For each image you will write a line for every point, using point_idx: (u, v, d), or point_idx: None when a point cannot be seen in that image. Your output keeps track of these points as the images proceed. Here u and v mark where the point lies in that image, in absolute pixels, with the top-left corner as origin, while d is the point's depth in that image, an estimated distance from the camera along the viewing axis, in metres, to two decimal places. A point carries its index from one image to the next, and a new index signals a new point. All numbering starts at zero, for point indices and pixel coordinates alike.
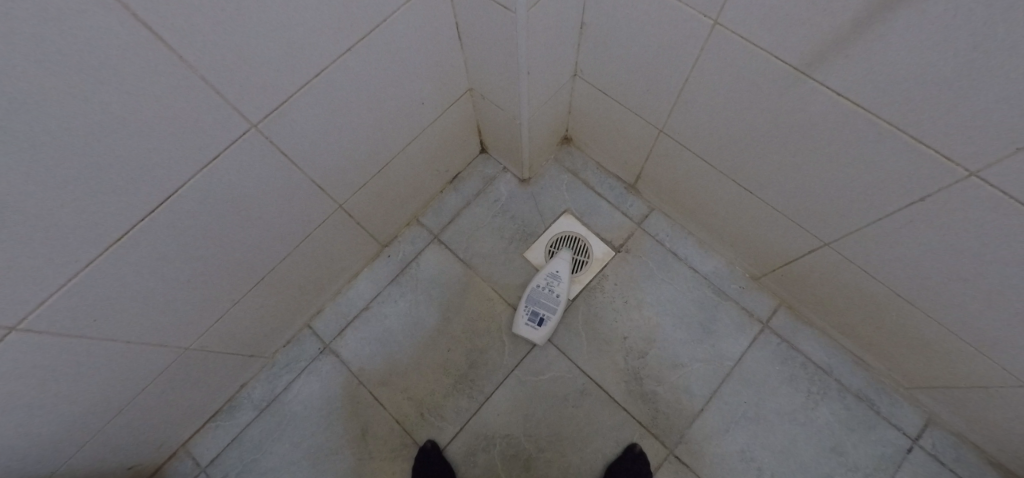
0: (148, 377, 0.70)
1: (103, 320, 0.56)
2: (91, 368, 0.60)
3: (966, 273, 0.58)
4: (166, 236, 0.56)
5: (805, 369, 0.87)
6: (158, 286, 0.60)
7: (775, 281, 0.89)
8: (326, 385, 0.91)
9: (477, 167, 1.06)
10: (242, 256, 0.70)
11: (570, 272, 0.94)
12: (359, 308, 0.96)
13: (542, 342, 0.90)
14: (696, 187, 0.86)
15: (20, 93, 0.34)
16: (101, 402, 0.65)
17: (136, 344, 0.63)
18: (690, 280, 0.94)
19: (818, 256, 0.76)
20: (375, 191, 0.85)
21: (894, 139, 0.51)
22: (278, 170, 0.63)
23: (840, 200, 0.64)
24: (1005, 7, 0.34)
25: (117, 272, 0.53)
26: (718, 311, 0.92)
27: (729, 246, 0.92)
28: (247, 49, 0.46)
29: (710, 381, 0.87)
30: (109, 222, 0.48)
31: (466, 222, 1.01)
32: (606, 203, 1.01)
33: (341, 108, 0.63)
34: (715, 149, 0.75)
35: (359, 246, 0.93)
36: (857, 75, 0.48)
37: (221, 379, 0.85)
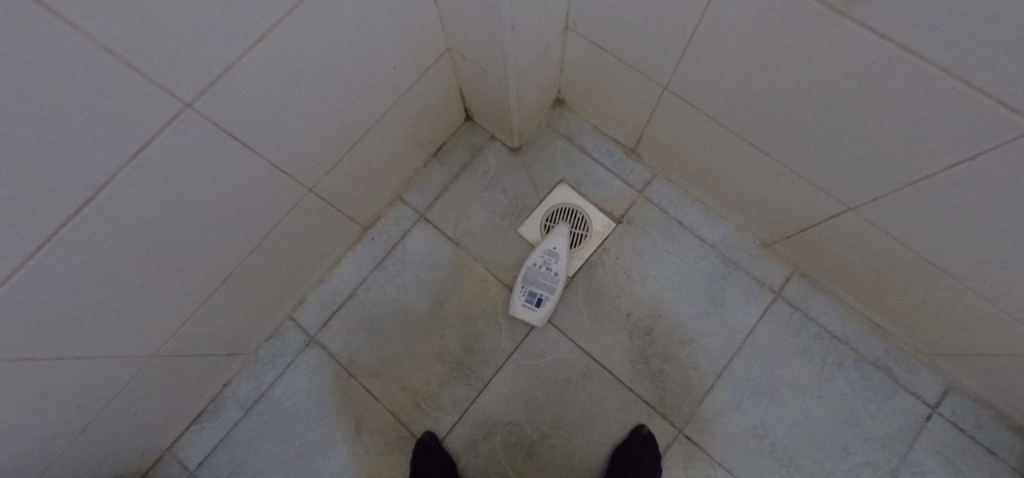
0: (112, 390, 0.64)
1: (42, 343, 0.49)
2: (40, 392, 0.53)
3: (1017, 241, 0.51)
4: (100, 245, 0.47)
5: (820, 340, 0.82)
6: (103, 298, 0.53)
7: (790, 248, 0.82)
8: (315, 380, 0.86)
9: (462, 136, 0.97)
10: (199, 255, 0.62)
11: (568, 248, 0.87)
12: (344, 296, 0.90)
13: (542, 324, 0.84)
14: (705, 150, 0.78)
15: None
16: (62, 422, 0.60)
17: (90, 358, 0.57)
18: (697, 251, 0.88)
19: (841, 222, 0.69)
20: (349, 171, 0.76)
21: (948, 90, 0.42)
22: (228, 156, 0.54)
23: (872, 162, 0.56)
24: None
25: (47, 290, 0.46)
26: (727, 283, 0.86)
27: (739, 213, 0.85)
28: (167, 15, 0.36)
29: (720, 356, 0.82)
30: (18, 239, 0.39)
31: (453, 198, 0.93)
32: (604, 170, 0.93)
33: (295, 80, 0.54)
34: (727, 107, 0.66)
35: (338, 231, 0.85)
36: (914, 17, 0.39)
37: (200, 381, 0.80)
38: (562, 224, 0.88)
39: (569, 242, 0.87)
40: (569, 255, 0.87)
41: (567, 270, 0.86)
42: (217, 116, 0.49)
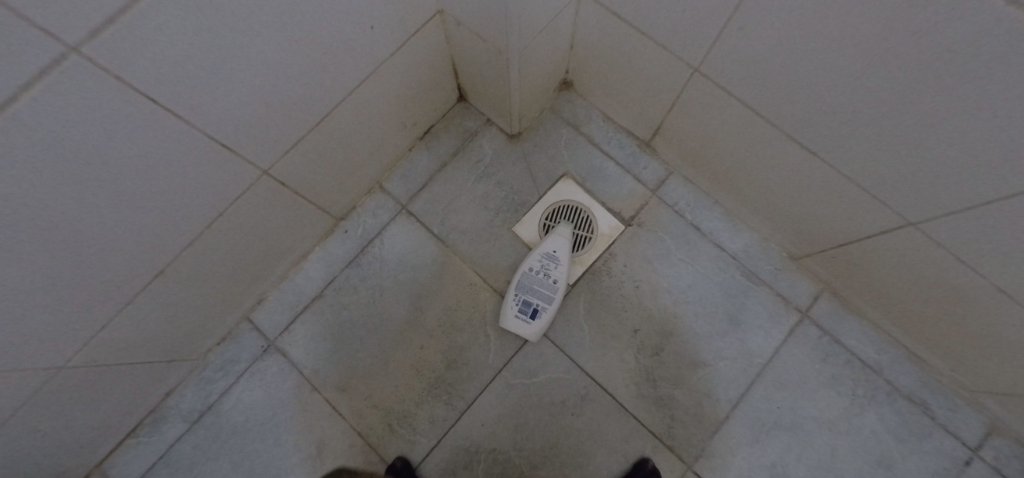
0: (11, 412, 0.52)
1: None
2: None
3: None
4: None
5: (851, 368, 0.73)
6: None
7: (823, 264, 0.72)
8: (272, 392, 0.75)
9: (454, 118, 0.85)
10: (119, 254, 0.49)
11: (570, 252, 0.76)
12: (310, 297, 0.78)
13: (537, 339, 0.73)
14: (735, 146, 0.67)
15: None
16: None
17: None
18: (715, 261, 0.77)
19: (894, 240, 0.59)
20: (316, 152, 0.64)
21: None
22: (159, 132, 0.42)
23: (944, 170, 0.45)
24: None
25: None
26: (747, 299, 0.76)
27: (766, 220, 0.75)
28: None
29: (738, 383, 0.72)
30: None
31: (440, 189, 0.82)
32: (613, 164, 0.82)
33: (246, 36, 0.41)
34: (772, 95, 0.55)
35: (303, 221, 0.73)
36: None
37: (132, 392, 0.68)
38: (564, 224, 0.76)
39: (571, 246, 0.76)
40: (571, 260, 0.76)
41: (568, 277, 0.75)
42: (126, 73, 0.35)
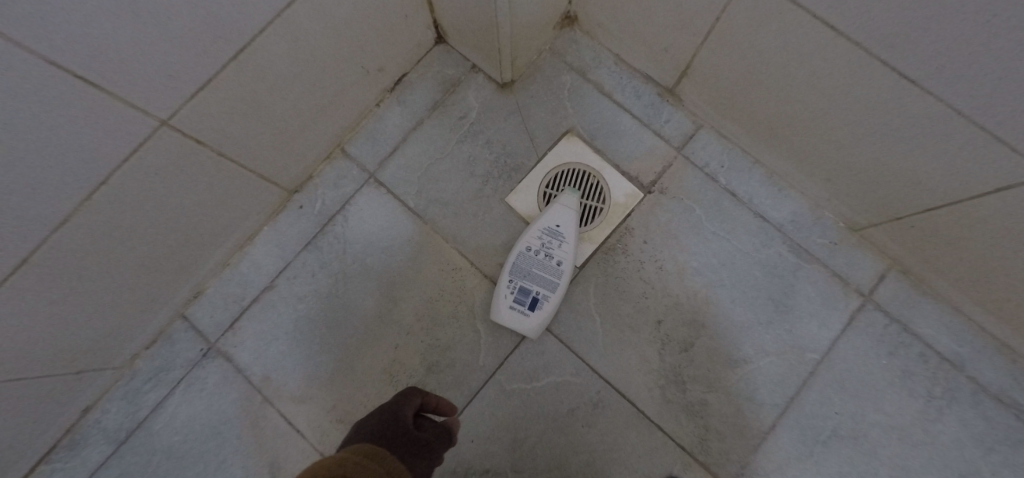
0: None
1: None
2: None
3: None
4: None
5: (926, 364, 0.59)
6: None
7: (895, 235, 0.57)
8: (216, 404, 0.61)
9: (430, 64, 0.68)
10: None
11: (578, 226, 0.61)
12: (258, 288, 0.63)
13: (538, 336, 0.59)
14: (792, 87, 0.51)
15: None
16: None
17: None
18: (757, 234, 0.62)
19: (1015, 206, 0.43)
20: (243, 104, 0.48)
21: None
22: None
23: None
24: None
25: None
26: (797, 280, 0.61)
27: (823, 183, 0.59)
28: None
29: (786, 385, 0.59)
30: None
31: (416, 153, 0.66)
32: (628, 117, 0.66)
33: None
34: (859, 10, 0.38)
35: (238, 196, 0.58)
36: None
37: (32, 414, 0.54)
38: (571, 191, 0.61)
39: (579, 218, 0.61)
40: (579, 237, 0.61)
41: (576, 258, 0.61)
42: None
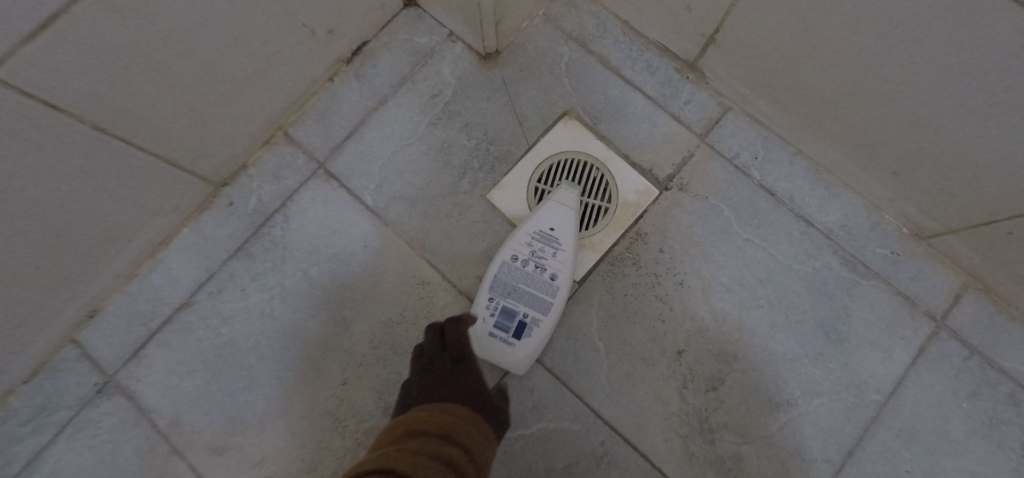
0: None
1: None
2: None
3: None
4: None
5: (1017, 409, 0.46)
6: None
7: (980, 246, 0.45)
8: (110, 456, 0.47)
9: (398, 31, 0.56)
10: None
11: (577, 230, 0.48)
12: (173, 306, 0.50)
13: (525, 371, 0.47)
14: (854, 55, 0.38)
15: None
16: None
17: None
18: (801, 243, 0.50)
19: None
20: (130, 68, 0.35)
21: None
22: None
23: None
24: None
25: None
26: (851, 300, 0.49)
27: (887, 179, 0.47)
28: None
29: (842, 435, 0.46)
30: None
31: (377, 138, 0.53)
32: (640, 98, 0.54)
33: None
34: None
35: (139, 190, 0.45)
36: None
37: None
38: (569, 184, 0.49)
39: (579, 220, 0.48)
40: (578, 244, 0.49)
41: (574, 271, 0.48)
42: None
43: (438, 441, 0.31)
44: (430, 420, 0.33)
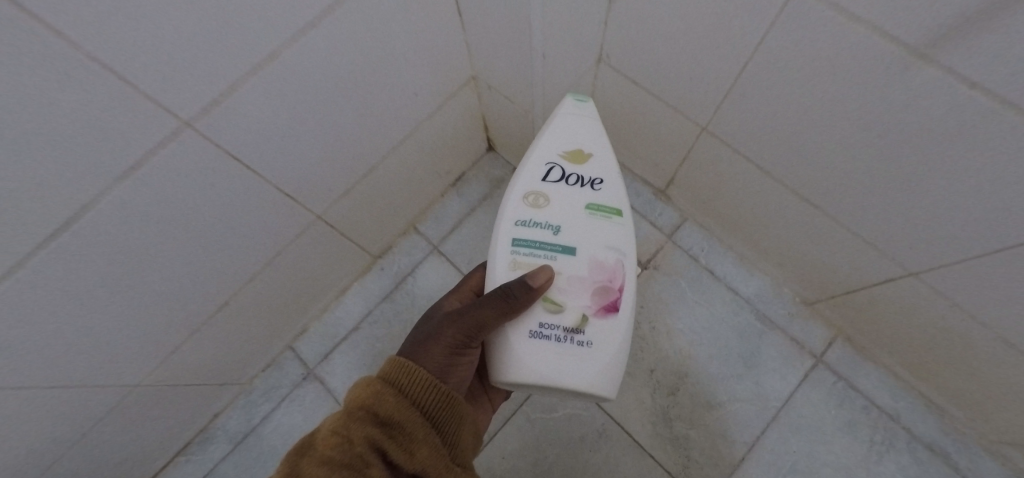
0: (94, 415, 0.61)
1: (83, 328, 0.50)
2: (72, 372, 0.53)
3: None
4: (129, 237, 0.46)
5: (869, 416, 0.73)
6: (154, 278, 0.52)
7: (836, 311, 0.75)
8: (309, 417, 0.80)
9: (482, 167, 0.92)
10: (240, 255, 0.61)
11: (565, 156, 0.51)
12: (348, 329, 0.85)
13: (543, 379, 0.44)
14: (740, 199, 0.74)
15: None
16: (54, 434, 0.58)
17: (121, 354, 0.57)
18: (731, 305, 0.81)
19: (895, 293, 0.64)
20: (362, 199, 0.73)
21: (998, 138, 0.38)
22: (277, 161, 0.54)
23: (918, 228, 0.53)
24: None
25: (60, 284, 0.43)
26: (762, 343, 0.78)
27: (776, 266, 0.79)
28: None
29: (752, 426, 0.74)
30: (63, 205, 0.38)
31: (469, 231, 0.89)
32: (631, 211, 0.89)
33: (339, 92, 0.54)
34: (749, 131, 0.62)
35: (344, 261, 0.81)
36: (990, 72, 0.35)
37: (191, 409, 0.76)
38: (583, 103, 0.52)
39: (564, 146, 0.51)
40: (569, 174, 0.50)
41: (554, 204, 0.49)
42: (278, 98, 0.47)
43: (352, 428, 0.38)
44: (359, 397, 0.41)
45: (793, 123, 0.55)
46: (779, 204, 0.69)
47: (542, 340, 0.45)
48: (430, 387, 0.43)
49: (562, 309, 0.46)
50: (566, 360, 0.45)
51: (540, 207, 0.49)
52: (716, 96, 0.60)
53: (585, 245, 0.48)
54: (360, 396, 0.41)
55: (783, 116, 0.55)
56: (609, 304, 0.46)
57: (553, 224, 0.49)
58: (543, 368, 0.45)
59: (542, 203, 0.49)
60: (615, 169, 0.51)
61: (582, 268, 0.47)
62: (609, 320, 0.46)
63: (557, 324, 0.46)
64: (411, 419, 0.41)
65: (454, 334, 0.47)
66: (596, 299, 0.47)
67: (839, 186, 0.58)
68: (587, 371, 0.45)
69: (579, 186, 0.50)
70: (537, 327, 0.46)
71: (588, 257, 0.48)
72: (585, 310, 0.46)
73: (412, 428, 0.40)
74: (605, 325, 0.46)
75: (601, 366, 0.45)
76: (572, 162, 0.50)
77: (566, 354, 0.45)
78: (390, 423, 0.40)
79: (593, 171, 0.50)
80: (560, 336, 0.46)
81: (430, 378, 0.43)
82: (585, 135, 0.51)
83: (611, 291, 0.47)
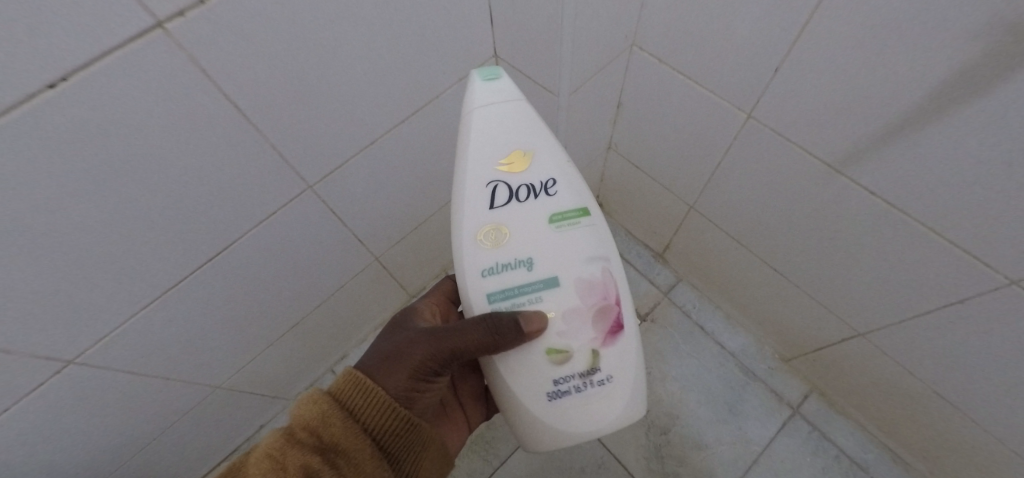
0: (187, 405, 0.75)
1: (208, 323, 0.67)
2: (193, 354, 0.68)
3: (1004, 380, 0.59)
4: (252, 255, 0.64)
5: (841, 465, 0.83)
6: (261, 288, 0.70)
7: (808, 366, 0.88)
8: None
9: None
10: (323, 279, 0.80)
11: (505, 171, 0.51)
12: None
13: (587, 431, 0.50)
14: (724, 263, 0.90)
15: (196, 102, 0.44)
16: (162, 414, 0.72)
17: (228, 351, 0.74)
18: (718, 357, 0.95)
19: (848, 351, 0.78)
20: (410, 245, 0.91)
21: (891, 216, 0.57)
22: (361, 208, 0.73)
23: (857, 292, 0.69)
24: (1002, 127, 0.42)
25: (205, 284, 0.62)
26: (745, 392, 0.91)
27: (757, 324, 0.93)
28: (381, 60, 0.55)
29: (736, 466, 0.85)
30: (237, 222, 0.58)
31: None
32: (634, 270, 1.05)
33: (411, 160, 0.73)
34: (723, 211, 0.81)
35: (387, 297, 0.98)
36: (882, 170, 0.54)
37: (249, 412, 0.91)
38: (493, 82, 0.52)
39: (497, 158, 0.51)
40: (512, 189, 0.52)
41: (515, 231, 0.51)
42: (374, 160, 0.67)
43: (296, 449, 0.46)
44: (308, 418, 0.48)
45: (757, 204, 0.74)
46: (754, 269, 0.85)
47: (566, 396, 0.49)
48: (384, 410, 0.50)
49: (569, 351, 0.49)
50: (598, 405, 0.49)
51: (503, 244, 0.50)
52: (700, 183, 0.82)
53: (561, 270, 0.50)
54: (309, 417, 0.48)
55: (751, 199, 0.74)
56: (613, 325, 0.51)
57: (523, 259, 0.50)
58: (577, 421, 0.49)
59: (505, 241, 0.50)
60: (558, 164, 0.53)
61: (573, 302, 0.50)
62: (616, 339, 0.50)
63: (571, 374, 0.49)
64: (358, 440, 0.48)
65: (423, 360, 0.52)
66: (598, 327, 0.50)
67: (796, 258, 0.75)
68: (621, 404, 0.50)
69: (532, 197, 0.52)
70: (553, 387, 0.49)
71: (570, 284, 0.50)
72: (592, 344, 0.49)
73: (354, 452, 0.48)
74: (613, 349, 0.50)
75: (629, 390, 0.51)
76: (513, 173, 0.52)
77: (593, 399, 0.49)
78: (334, 445, 0.47)
79: (538, 175, 0.52)
80: (580, 385, 0.49)
81: (386, 401, 0.50)
82: (515, 134, 0.52)
83: (610, 308, 0.51)
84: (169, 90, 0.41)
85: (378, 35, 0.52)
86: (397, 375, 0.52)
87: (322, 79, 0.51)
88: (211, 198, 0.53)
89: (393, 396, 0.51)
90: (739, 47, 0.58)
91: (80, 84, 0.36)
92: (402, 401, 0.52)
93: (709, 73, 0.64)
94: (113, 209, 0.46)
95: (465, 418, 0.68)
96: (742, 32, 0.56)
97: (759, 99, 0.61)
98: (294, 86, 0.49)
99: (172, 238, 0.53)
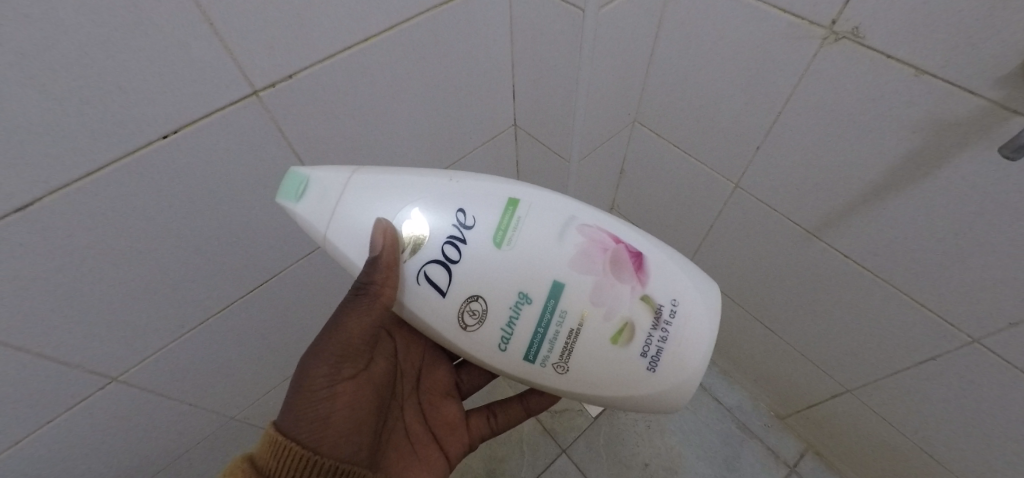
0: (212, 428, 0.80)
1: (242, 352, 0.72)
2: (223, 381, 0.73)
3: (975, 440, 0.65)
4: (293, 291, 0.71)
5: None
6: (294, 323, 0.76)
7: (802, 424, 0.93)
8: None
9: None
10: None
11: (414, 251, 0.49)
12: None
13: (705, 355, 0.50)
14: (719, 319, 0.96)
15: (269, 155, 0.52)
16: (188, 436, 0.77)
17: (255, 380, 0.79)
18: (715, 412, 1.01)
19: (837, 410, 0.83)
20: None
21: (863, 278, 0.64)
22: None
23: (840, 351, 0.75)
24: (946, 211, 0.50)
25: (250, 317, 0.68)
26: (742, 449, 0.96)
27: (753, 380, 0.98)
28: (419, 121, 0.64)
29: None
30: (283, 259, 0.65)
31: None
32: None
33: None
34: (717, 269, 0.89)
35: None
36: (852, 238, 0.62)
37: None
38: (309, 193, 0.48)
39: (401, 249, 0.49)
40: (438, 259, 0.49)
41: (481, 279, 0.49)
42: None
43: None
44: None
45: (746, 263, 0.82)
46: (747, 325, 0.91)
47: (661, 354, 0.49)
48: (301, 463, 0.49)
49: (631, 320, 0.49)
50: (690, 329, 0.49)
51: (490, 300, 0.49)
52: (695, 242, 0.90)
53: (549, 276, 0.49)
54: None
55: (741, 262, 0.83)
56: (631, 262, 0.50)
57: (521, 293, 0.49)
58: (685, 357, 0.49)
59: (487, 294, 0.49)
60: (445, 195, 0.50)
61: (588, 287, 0.49)
62: (648, 271, 0.50)
63: (648, 335, 0.49)
64: None
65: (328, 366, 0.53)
66: (625, 280, 0.49)
67: (783, 316, 0.82)
68: (701, 303, 0.50)
69: (463, 243, 0.49)
70: (646, 360, 0.49)
71: (572, 277, 0.49)
72: (638, 296, 0.49)
73: None
74: (655, 280, 0.50)
75: (693, 286, 0.51)
76: (425, 247, 0.49)
77: (681, 330, 0.49)
78: None
79: (442, 227, 0.49)
80: (663, 334, 0.49)
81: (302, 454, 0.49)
82: (388, 208, 0.49)
83: (613, 255, 0.50)
84: (253, 144, 0.50)
85: (416, 100, 0.61)
86: (305, 412, 0.52)
87: (373, 137, 0.60)
88: (268, 239, 0.61)
89: (311, 445, 0.51)
90: (725, 125, 0.68)
91: (188, 137, 0.45)
92: (320, 444, 0.52)
93: (699, 146, 0.74)
94: (195, 249, 0.54)
95: (441, 454, 0.67)
96: (727, 115, 0.66)
97: (744, 172, 0.70)
98: (350, 143, 0.59)
99: (231, 276, 0.60)
